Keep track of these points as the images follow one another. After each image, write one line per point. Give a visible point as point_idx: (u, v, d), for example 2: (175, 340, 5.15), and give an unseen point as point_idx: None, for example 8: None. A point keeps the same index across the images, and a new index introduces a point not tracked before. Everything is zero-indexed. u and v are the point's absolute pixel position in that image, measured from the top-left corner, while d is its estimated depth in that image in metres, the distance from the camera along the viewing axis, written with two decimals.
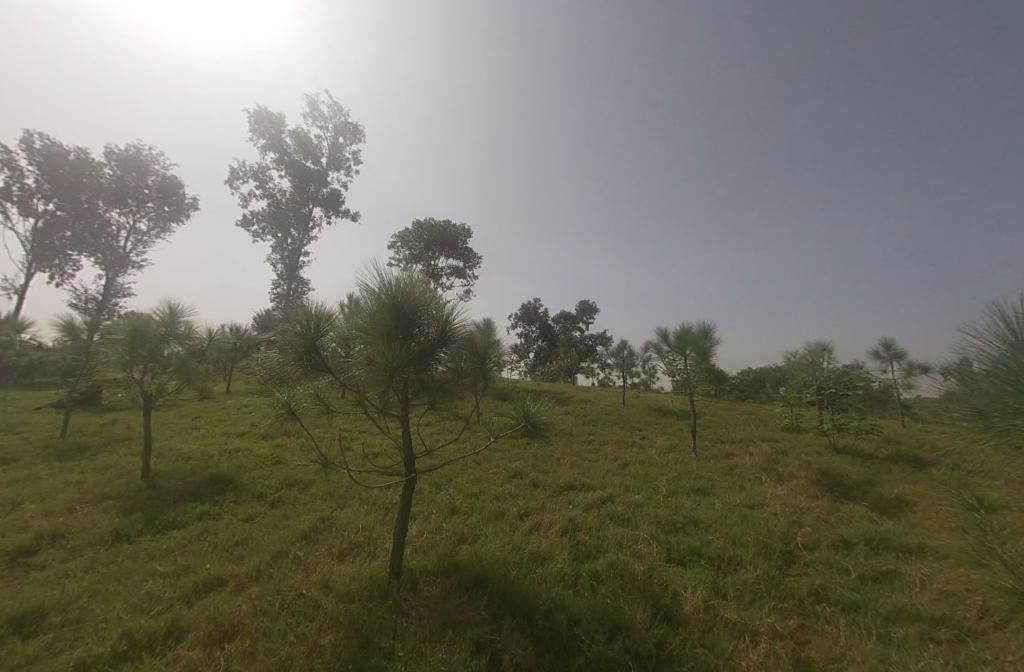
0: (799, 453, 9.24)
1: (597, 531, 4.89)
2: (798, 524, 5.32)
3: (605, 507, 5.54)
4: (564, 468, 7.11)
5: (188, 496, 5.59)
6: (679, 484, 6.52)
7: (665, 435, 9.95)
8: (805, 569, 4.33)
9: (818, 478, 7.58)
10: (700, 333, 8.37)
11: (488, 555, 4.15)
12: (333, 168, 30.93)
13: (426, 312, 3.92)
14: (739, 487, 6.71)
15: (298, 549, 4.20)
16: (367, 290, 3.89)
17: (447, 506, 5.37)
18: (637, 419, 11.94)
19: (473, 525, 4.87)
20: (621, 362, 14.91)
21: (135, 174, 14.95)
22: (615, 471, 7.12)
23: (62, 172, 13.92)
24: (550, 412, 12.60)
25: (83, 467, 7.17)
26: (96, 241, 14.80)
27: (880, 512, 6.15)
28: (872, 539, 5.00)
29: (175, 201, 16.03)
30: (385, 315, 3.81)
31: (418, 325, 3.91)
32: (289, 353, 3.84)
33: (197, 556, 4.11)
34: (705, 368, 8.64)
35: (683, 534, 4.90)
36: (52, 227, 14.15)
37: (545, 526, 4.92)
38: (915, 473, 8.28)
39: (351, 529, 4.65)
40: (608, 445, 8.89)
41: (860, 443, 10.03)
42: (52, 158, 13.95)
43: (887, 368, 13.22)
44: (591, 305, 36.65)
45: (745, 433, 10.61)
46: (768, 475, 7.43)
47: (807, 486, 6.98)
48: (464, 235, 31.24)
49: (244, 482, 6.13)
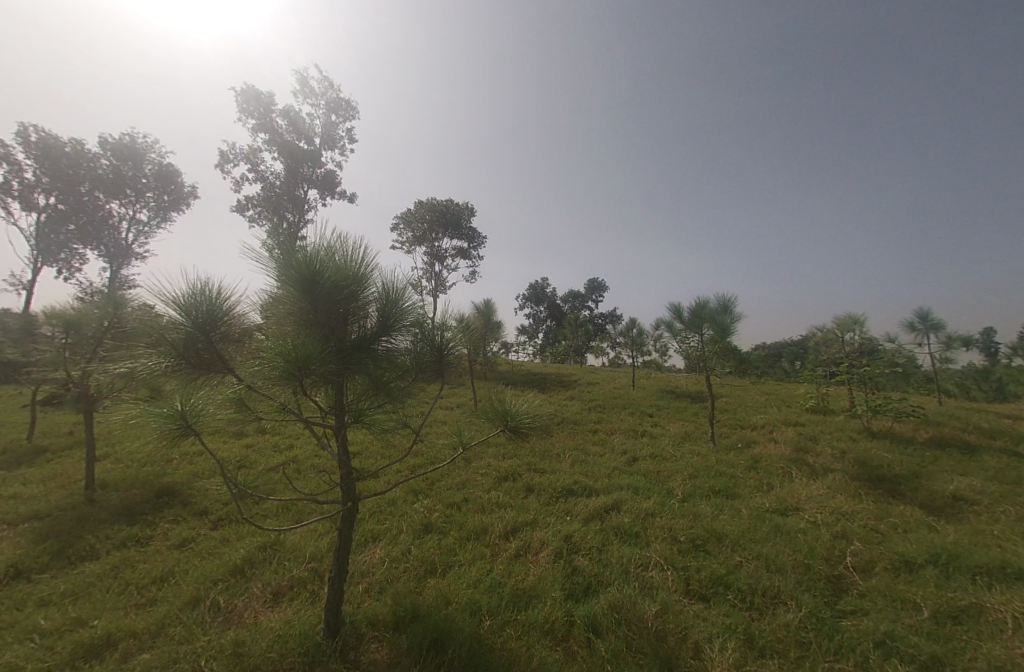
0: (832, 439, 8.23)
1: (598, 552, 3.98)
2: (843, 537, 4.39)
3: (609, 517, 4.61)
4: (563, 466, 6.19)
5: (122, 515, 4.84)
6: (696, 484, 5.60)
7: (679, 423, 9.00)
8: (861, 604, 3.42)
9: (857, 469, 6.62)
10: (719, 307, 7.33)
11: (458, 597, 3.27)
12: (327, 148, 29.69)
13: (363, 295, 3.05)
14: (767, 485, 5.75)
15: (222, 591, 3.40)
16: (282, 267, 2.93)
17: (420, 521, 4.50)
18: (648, 403, 10.97)
19: (447, 548, 4.00)
20: (631, 341, 13.88)
21: (130, 164, 13.33)
22: (622, 468, 6.19)
23: (61, 162, 12.54)
24: (554, 399, 11.69)
25: (30, 478, 6.49)
26: (99, 233, 13.48)
27: (938, 514, 5.17)
28: (940, 556, 4.06)
29: (176, 191, 14.34)
30: (302, 299, 2.91)
31: (346, 311, 3.03)
32: (166, 349, 2.72)
33: (96, 605, 3.35)
34: (724, 347, 7.62)
35: (705, 555, 3.98)
36: (54, 220, 12.88)
37: (534, 547, 4.01)
38: (967, 461, 7.26)
39: (294, 557, 3.80)
40: (615, 436, 7.96)
41: (898, 426, 8.99)
42: (49, 146, 12.59)
43: (925, 340, 12.01)
44: (599, 282, 35.38)
45: (768, 418, 9.61)
46: (798, 468, 6.48)
47: (846, 482, 6.02)
48: (466, 213, 30.01)
49: (192, 493, 5.37)
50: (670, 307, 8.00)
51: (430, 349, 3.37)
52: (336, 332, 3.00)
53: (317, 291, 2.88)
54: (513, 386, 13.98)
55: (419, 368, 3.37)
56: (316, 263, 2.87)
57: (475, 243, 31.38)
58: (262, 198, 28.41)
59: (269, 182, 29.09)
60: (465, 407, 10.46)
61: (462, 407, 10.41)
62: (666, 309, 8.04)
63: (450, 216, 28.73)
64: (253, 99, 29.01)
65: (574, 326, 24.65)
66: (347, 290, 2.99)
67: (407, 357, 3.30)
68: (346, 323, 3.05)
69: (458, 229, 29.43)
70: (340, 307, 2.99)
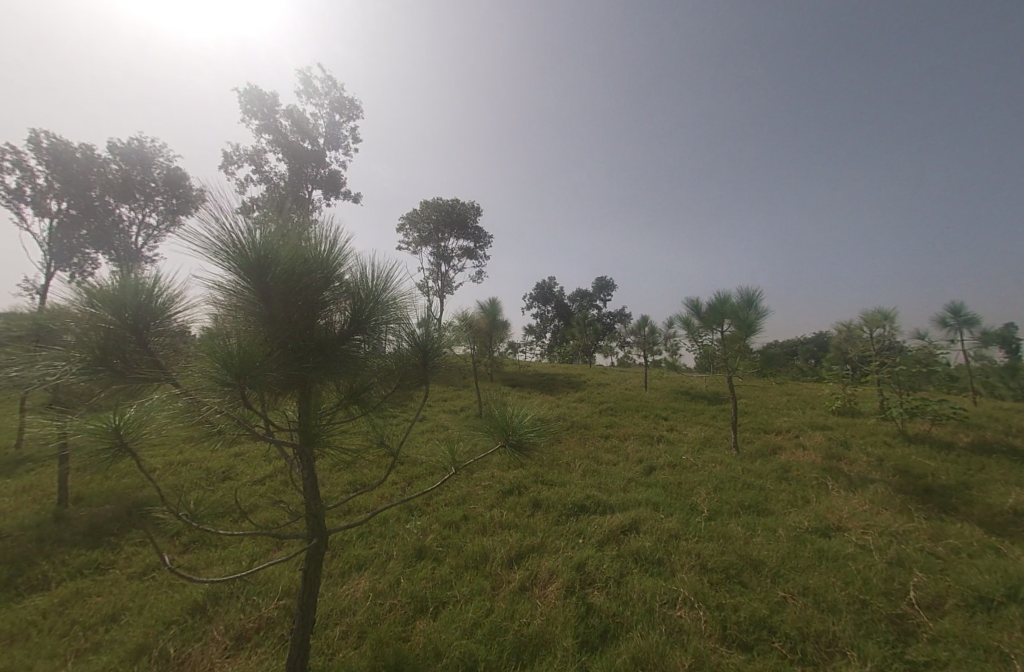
0: (865, 445, 7.57)
1: (616, 585, 3.44)
2: (898, 564, 3.81)
3: (627, 539, 4.06)
4: (574, 477, 5.63)
5: (86, 536, 4.37)
6: (723, 498, 5.02)
7: (697, 427, 8.38)
8: (934, 655, 2.86)
9: (898, 479, 6.00)
10: (742, 301, 6.75)
11: (449, 650, 2.82)
12: (330, 147, 29.37)
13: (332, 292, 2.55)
14: (802, 499, 5.16)
15: (177, 636, 2.93)
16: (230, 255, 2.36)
17: (413, 545, 3.98)
18: (663, 406, 10.35)
19: (442, 579, 3.49)
20: (642, 340, 13.26)
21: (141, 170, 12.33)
22: (639, 480, 5.61)
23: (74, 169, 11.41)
24: (562, 401, 11.11)
25: (2, 491, 6.07)
26: None
27: (1000, 534, 4.57)
28: (1017, 587, 3.47)
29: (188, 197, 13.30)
30: (256, 295, 2.37)
31: (309, 307, 2.51)
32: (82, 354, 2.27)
33: (31, 652, 2.88)
34: (747, 345, 7.01)
35: (741, 589, 3.43)
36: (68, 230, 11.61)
37: (541, 579, 3.48)
38: (1019, 469, 6.60)
39: (265, 592, 3.30)
40: (629, 442, 7.36)
41: (935, 429, 8.31)
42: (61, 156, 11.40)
43: (957, 335, 11.27)
44: (607, 280, 34.74)
45: (793, 421, 8.95)
46: (833, 479, 5.87)
47: (889, 494, 5.41)
48: (471, 212, 29.51)
49: (166, 509, 4.89)
50: (687, 302, 7.42)
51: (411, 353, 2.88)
52: (296, 332, 2.48)
53: (272, 281, 2.35)
54: (520, 388, 13.43)
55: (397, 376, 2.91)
56: (272, 246, 2.33)
57: (481, 243, 30.90)
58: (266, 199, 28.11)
59: (273, 183, 28.80)
60: (468, 411, 9.92)
61: (466, 411, 9.89)
62: (684, 304, 7.46)
63: (456, 215, 28.26)
64: (256, 99, 28.76)
65: (582, 325, 24.03)
66: (309, 281, 2.46)
67: (383, 363, 2.82)
68: (310, 320, 2.53)
69: (464, 228, 28.96)
70: (301, 302, 2.46)
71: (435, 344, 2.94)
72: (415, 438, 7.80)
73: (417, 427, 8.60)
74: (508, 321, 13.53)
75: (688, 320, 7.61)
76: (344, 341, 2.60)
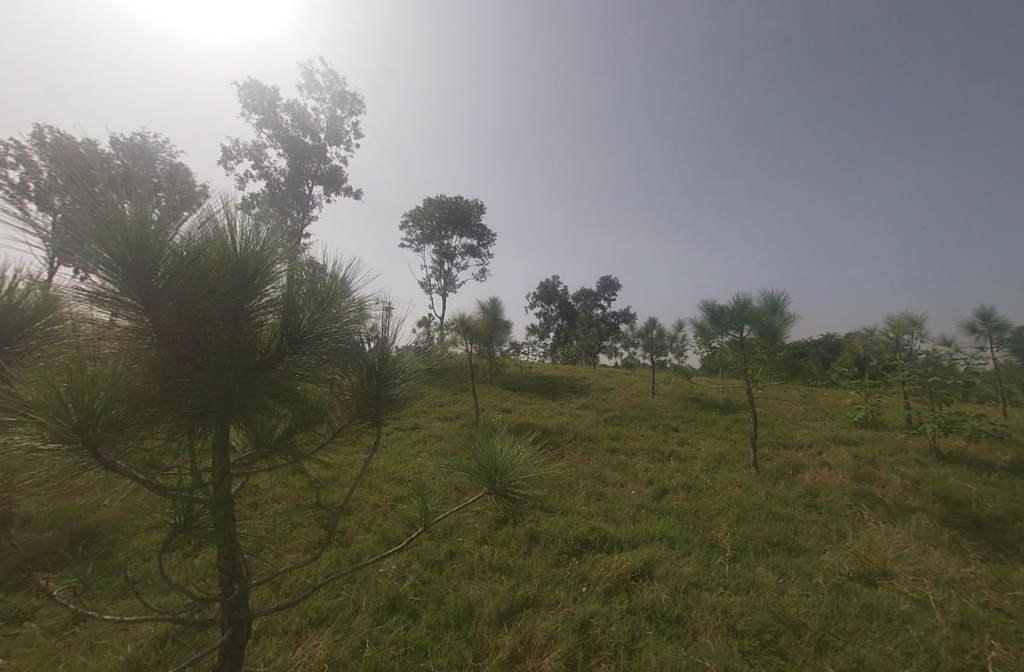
0: (896, 464, 6.91)
1: (627, 656, 2.84)
2: (965, 626, 3.18)
3: (638, 588, 3.44)
4: (576, 502, 5.01)
5: (14, 572, 3.79)
6: (748, 532, 4.39)
7: (711, 441, 7.73)
8: None
9: (941, 508, 5.35)
10: (766, 306, 6.11)
11: None
12: (332, 143, 28.81)
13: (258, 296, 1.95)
14: (837, 535, 4.53)
15: None
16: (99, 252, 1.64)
17: (386, 592, 3.38)
18: (672, 414, 9.72)
19: (417, 646, 2.89)
20: (650, 343, 12.60)
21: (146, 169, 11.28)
22: (649, 506, 4.98)
23: None
24: (565, 408, 10.47)
25: None
26: None
27: None
28: None
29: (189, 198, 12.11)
30: (146, 306, 1.71)
31: (220, 321, 1.87)
32: None
33: None
34: (770, 353, 6.36)
35: (781, 664, 2.82)
36: None
37: (536, 645, 2.88)
38: None
39: (199, 664, 2.72)
40: (637, 458, 6.73)
41: (971, 446, 7.64)
42: None
43: (987, 341, 10.55)
44: (612, 279, 34.05)
45: (813, 434, 8.29)
46: (869, 507, 5.23)
47: (935, 528, 4.77)
48: (475, 210, 28.89)
49: (114, 536, 4.31)
50: (704, 306, 6.80)
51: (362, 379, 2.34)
52: (203, 354, 1.84)
53: (165, 285, 1.70)
54: (521, 392, 12.83)
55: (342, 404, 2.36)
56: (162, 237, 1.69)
57: (484, 241, 30.27)
58: (265, 195, 27.59)
59: (273, 179, 28.30)
60: (464, 419, 9.32)
61: (461, 419, 9.29)
62: (699, 308, 6.84)
63: (458, 213, 27.65)
64: (257, 93, 28.24)
65: (586, 326, 23.39)
66: (223, 287, 1.83)
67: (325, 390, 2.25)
68: (223, 339, 1.89)
69: (467, 227, 28.33)
70: (210, 314, 1.82)
71: (392, 368, 2.41)
72: (405, 451, 7.20)
73: (408, 437, 8.00)
74: (510, 322, 12.90)
75: (704, 324, 6.98)
76: (272, 365, 1.99)
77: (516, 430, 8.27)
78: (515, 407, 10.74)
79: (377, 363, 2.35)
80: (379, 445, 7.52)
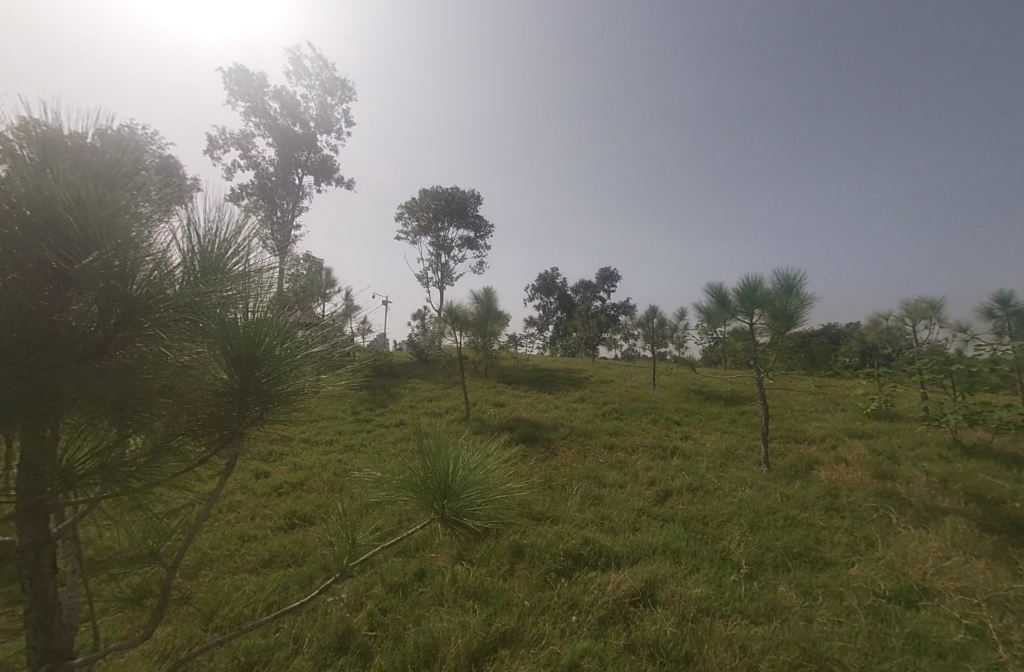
0: (918, 459, 6.35)
1: None
2: None
3: (638, 617, 2.89)
4: (569, 508, 4.45)
5: None
6: (763, 542, 3.84)
7: (716, 437, 7.17)
8: None
9: (975, 509, 4.79)
10: (779, 288, 5.52)
11: None
12: (322, 132, 28.05)
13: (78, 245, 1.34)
14: (864, 544, 3.97)
15: None
16: None
17: (337, 625, 2.82)
18: (674, 407, 9.16)
19: None
20: (650, 333, 12.02)
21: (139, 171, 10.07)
22: (651, 512, 4.41)
23: None
24: (560, 402, 9.90)
25: None
26: None
27: None
28: None
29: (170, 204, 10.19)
30: None
31: (1, 270, 1.29)
32: None
33: None
34: (782, 340, 5.78)
35: None
36: None
37: None
38: None
39: None
40: (637, 456, 6.16)
41: (996, 439, 7.08)
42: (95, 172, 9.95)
43: (1006, 328, 9.97)
44: (611, 270, 33.40)
45: (826, 428, 7.72)
46: (896, 509, 4.68)
47: (974, 533, 4.21)
48: (472, 201, 28.20)
49: None
50: (709, 289, 6.22)
51: (236, 376, 1.65)
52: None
53: None
54: (515, 385, 12.29)
55: (212, 415, 1.67)
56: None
57: (481, 232, 29.59)
58: (254, 186, 26.89)
59: (262, 169, 27.58)
60: (453, 414, 8.77)
61: (450, 415, 8.71)
62: (705, 291, 6.25)
63: (453, 203, 26.96)
64: (245, 81, 27.50)
65: (584, 317, 22.82)
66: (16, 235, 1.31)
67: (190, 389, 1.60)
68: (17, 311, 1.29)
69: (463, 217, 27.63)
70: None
71: (290, 360, 1.75)
72: (386, 450, 6.63)
73: (391, 435, 7.43)
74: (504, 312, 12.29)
75: (709, 309, 6.40)
76: (90, 348, 1.36)
77: (507, 426, 7.70)
78: (508, 401, 10.17)
79: (254, 352, 1.66)
80: (358, 444, 6.96)
